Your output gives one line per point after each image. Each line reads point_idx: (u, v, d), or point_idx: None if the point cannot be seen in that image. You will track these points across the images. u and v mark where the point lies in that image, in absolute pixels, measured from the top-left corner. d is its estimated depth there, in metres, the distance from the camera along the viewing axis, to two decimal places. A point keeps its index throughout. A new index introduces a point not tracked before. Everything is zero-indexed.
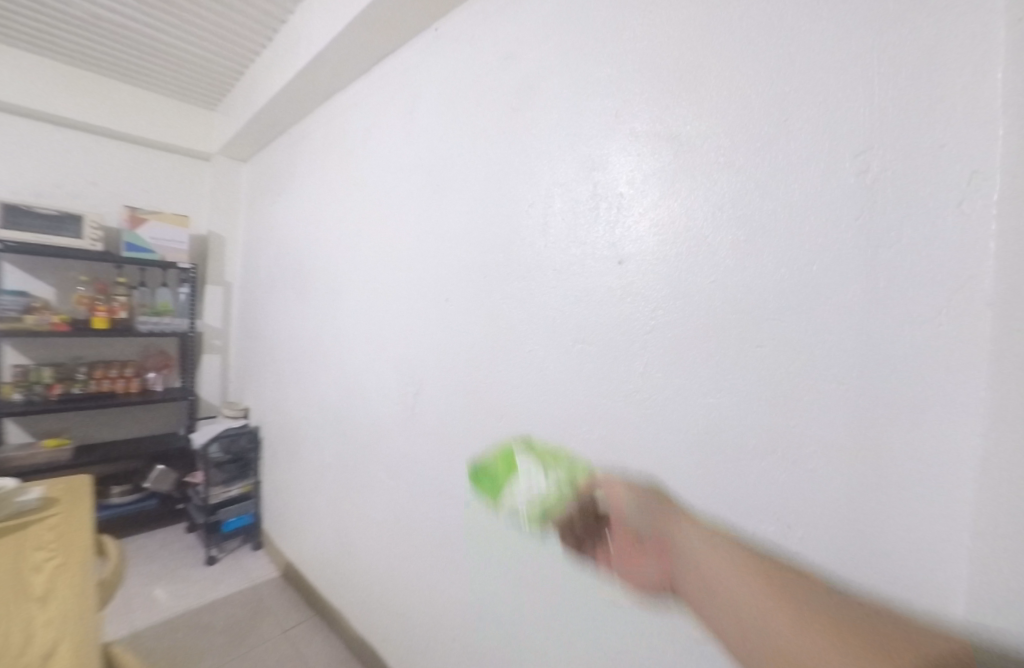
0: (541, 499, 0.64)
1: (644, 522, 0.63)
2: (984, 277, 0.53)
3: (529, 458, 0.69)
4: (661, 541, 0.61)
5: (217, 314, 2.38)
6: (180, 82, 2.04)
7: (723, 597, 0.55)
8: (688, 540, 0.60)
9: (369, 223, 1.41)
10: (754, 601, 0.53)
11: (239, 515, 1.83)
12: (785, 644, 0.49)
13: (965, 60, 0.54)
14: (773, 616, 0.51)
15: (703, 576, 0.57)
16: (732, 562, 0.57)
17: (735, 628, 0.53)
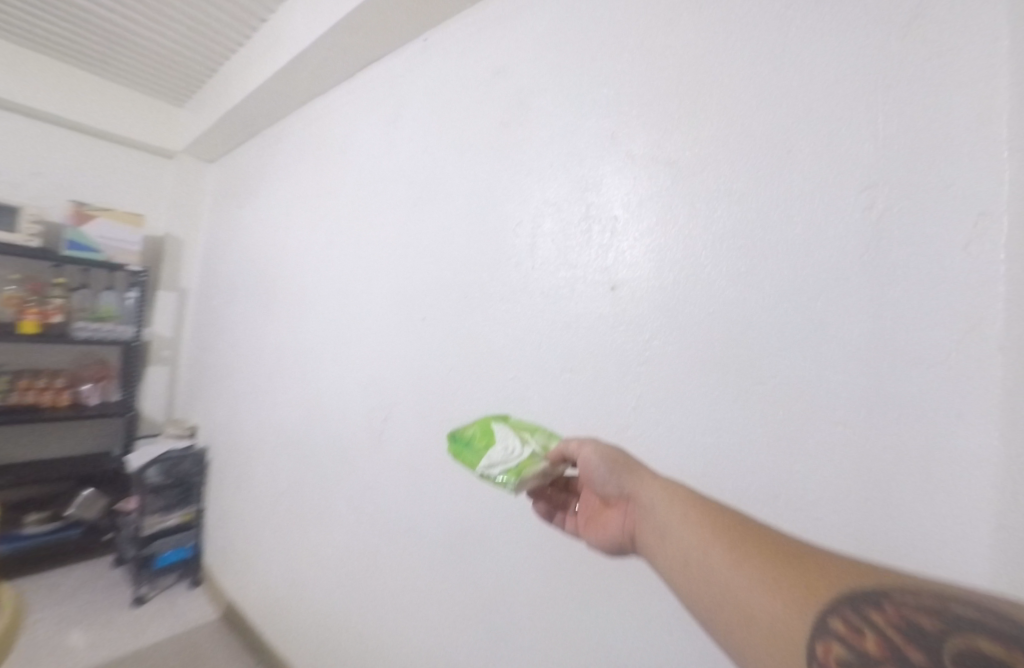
0: (521, 461, 0.55)
1: (611, 479, 0.55)
2: (993, 321, 0.50)
3: (506, 425, 0.61)
4: (627, 496, 0.53)
5: (168, 322, 2.22)
6: (145, 74, 1.92)
7: (668, 539, 0.45)
8: (648, 486, 0.51)
9: (343, 234, 1.34)
10: (695, 540, 0.43)
11: (175, 548, 1.69)
12: (716, 577, 0.39)
13: (970, 99, 0.53)
14: (710, 550, 0.41)
15: (656, 523, 0.47)
16: (685, 497, 0.47)
17: (681, 575, 0.43)
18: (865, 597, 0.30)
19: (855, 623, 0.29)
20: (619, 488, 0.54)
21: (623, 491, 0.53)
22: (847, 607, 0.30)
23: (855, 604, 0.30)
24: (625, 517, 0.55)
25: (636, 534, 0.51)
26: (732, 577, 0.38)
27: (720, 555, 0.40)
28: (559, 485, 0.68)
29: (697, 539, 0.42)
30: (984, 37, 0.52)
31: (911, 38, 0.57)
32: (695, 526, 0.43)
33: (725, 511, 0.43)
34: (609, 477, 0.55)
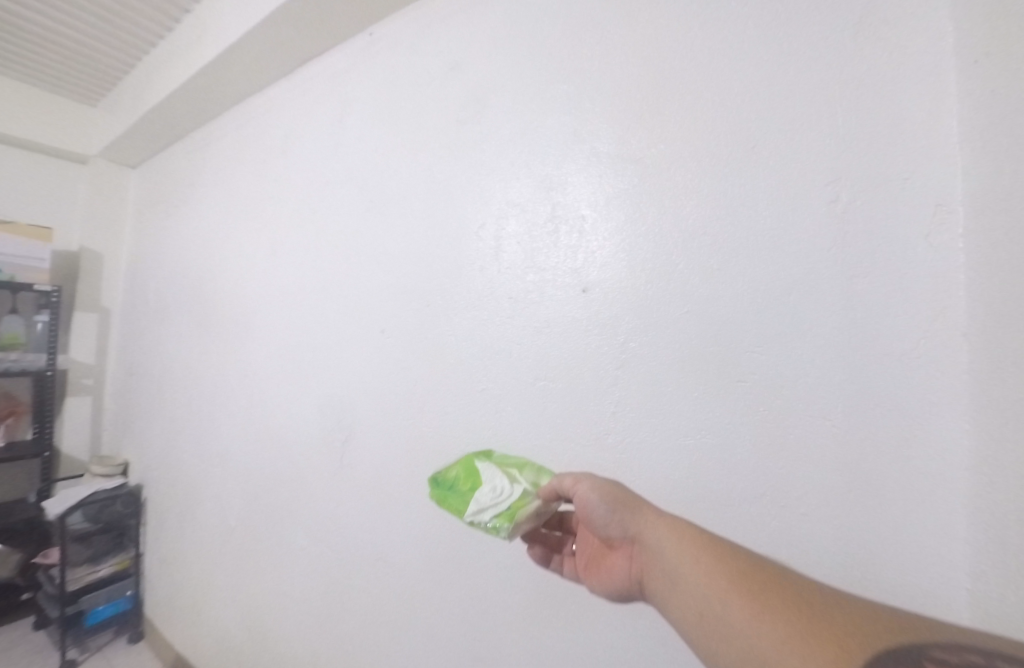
0: (512, 504, 0.55)
1: (613, 525, 0.57)
2: (957, 308, 0.51)
3: (491, 464, 0.61)
4: (631, 538, 0.56)
5: (89, 346, 2.00)
6: (46, 69, 1.72)
7: (680, 586, 0.49)
8: (653, 530, 0.53)
9: (288, 242, 1.24)
10: (709, 591, 0.47)
11: (109, 601, 1.55)
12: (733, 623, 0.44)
13: (922, 94, 0.54)
14: (727, 604, 0.45)
15: (666, 569, 0.51)
16: (693, 543, 0.51)
17: (697, 626, 0.47)
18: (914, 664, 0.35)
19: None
20: (621, 531, 0.56)
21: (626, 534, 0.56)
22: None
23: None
24: (628, 557, 0.57)
25: (643, 579, 0.55)
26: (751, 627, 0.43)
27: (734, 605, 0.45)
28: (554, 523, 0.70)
29: (711, 588, 0.47)
30: (933, 32, 0.54)
31: (865, 34, 0.58)
32: (707, 577, 0.48)
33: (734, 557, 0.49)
34: (611, 522, 0.57)
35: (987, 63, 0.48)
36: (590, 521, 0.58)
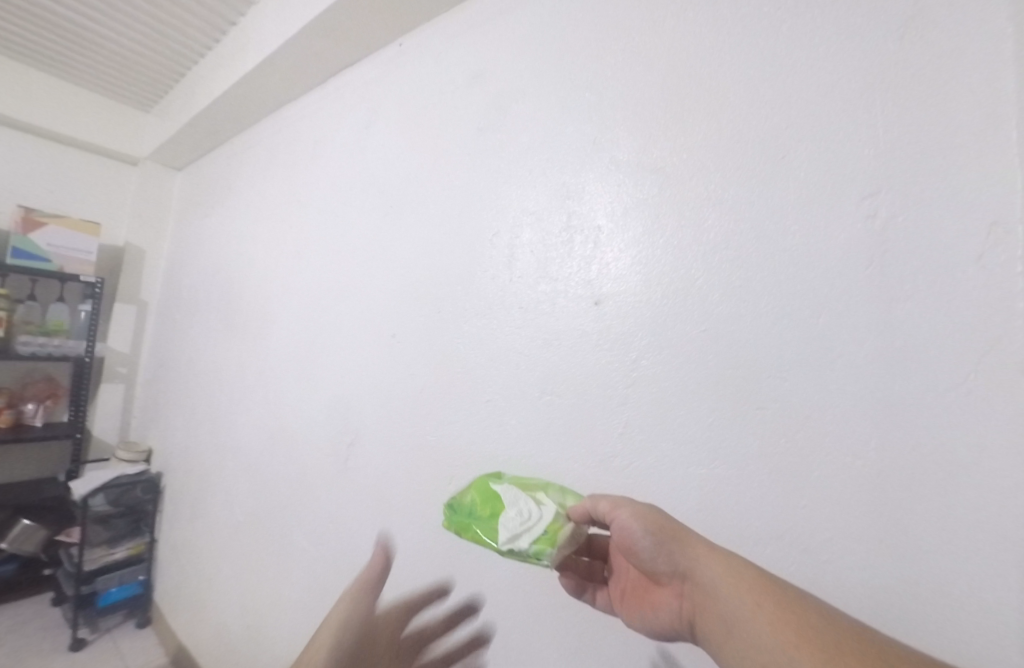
0: (544, 527, 0.52)
1: (662, 560, 0.52)
2: (1012, 339, 0.45)
3: (512, 487, 0.60)
4: (681, 575, 0.51)
5: (126, 337, 2.10)
6: (109, 76, 1.84)
7: (744, 637, 0.46)
8: (706, 565, 0.50)
9: (310, 245, 1.27)
10: (776, 641, 0.44)
11: (121, 583, 1.62)
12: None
13: (974, 102, 0.49)
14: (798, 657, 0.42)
15: (726, 615, 0.47)
16: (756, 590, 0.47)
17: None
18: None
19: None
20: (669, 567, 0.52)
21: (676, 572, 0.51)
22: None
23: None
24: (676, 595, 0.53)
25: (695, 619, 0.51)
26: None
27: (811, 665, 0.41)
28: (583, 549, 0.64)
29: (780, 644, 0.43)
30: (990, 35, 0.48)
31: (911, 38, 0.53)
32: (775, 630, 0.44)
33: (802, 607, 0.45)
34: (659, 557, 0.53)
35: None
36: (635, 553, 0.54)
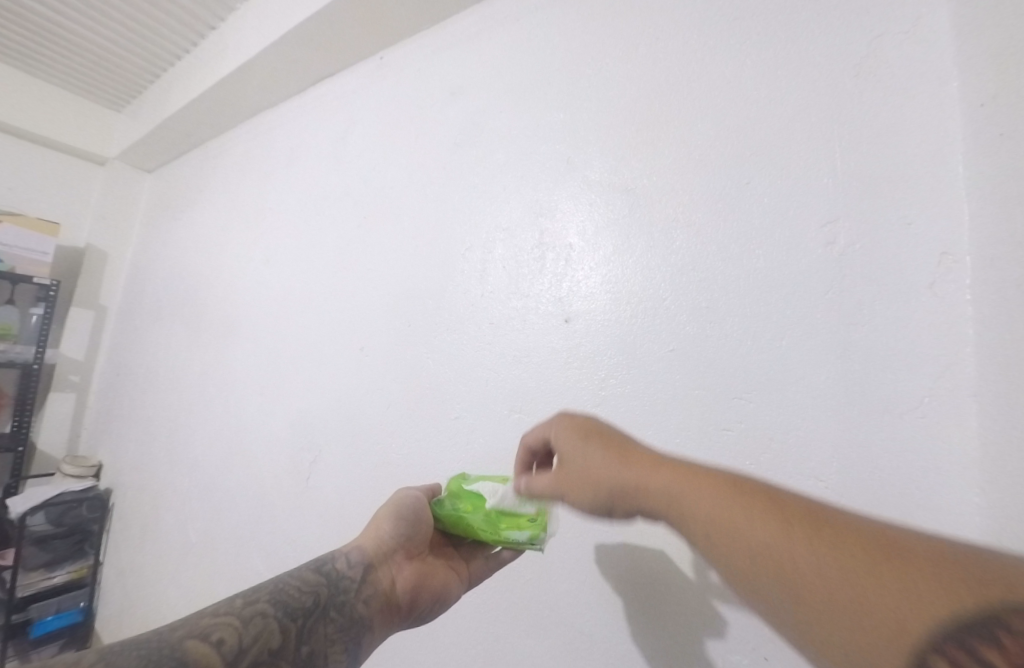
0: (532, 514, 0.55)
1: (586, 496, 0.45)
2: (965, 364, 0.46)
3: (489, 482, 0.62)
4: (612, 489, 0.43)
5: (81, 344, 2.01)
6: (78, 72, 1.79)
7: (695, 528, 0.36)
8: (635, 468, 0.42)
9: (281, 253, 1.24)
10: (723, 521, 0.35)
11: (58, 612, 1.52)
12: (775, 555, 0.32)
13: (925, 137, 0.51)
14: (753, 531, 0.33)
15: (669, 514, 0.38)
16: (683, 477, 0.38)
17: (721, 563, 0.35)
18: (973, 626, 0.25)
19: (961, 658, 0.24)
20: (596, 502, 0.44)
21: (602, 502, 0.43)
22: (948, 636, 0.25)
23: (956, 635, 0.25)
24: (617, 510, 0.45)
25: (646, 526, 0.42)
26: (799, 556, 0.31)
27: (767, 533, 0.32)
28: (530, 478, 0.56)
29: (725, 518, 0.35)
30: (940, 77, 0.51)
31: (865, 77, 0.55)
32: (716, 511, 0.35)
33: (737, 482, 0.36)
34: (582, 491, 0.45)
35: (997, 105, 0.45)
36: (565, 493, 0.47)
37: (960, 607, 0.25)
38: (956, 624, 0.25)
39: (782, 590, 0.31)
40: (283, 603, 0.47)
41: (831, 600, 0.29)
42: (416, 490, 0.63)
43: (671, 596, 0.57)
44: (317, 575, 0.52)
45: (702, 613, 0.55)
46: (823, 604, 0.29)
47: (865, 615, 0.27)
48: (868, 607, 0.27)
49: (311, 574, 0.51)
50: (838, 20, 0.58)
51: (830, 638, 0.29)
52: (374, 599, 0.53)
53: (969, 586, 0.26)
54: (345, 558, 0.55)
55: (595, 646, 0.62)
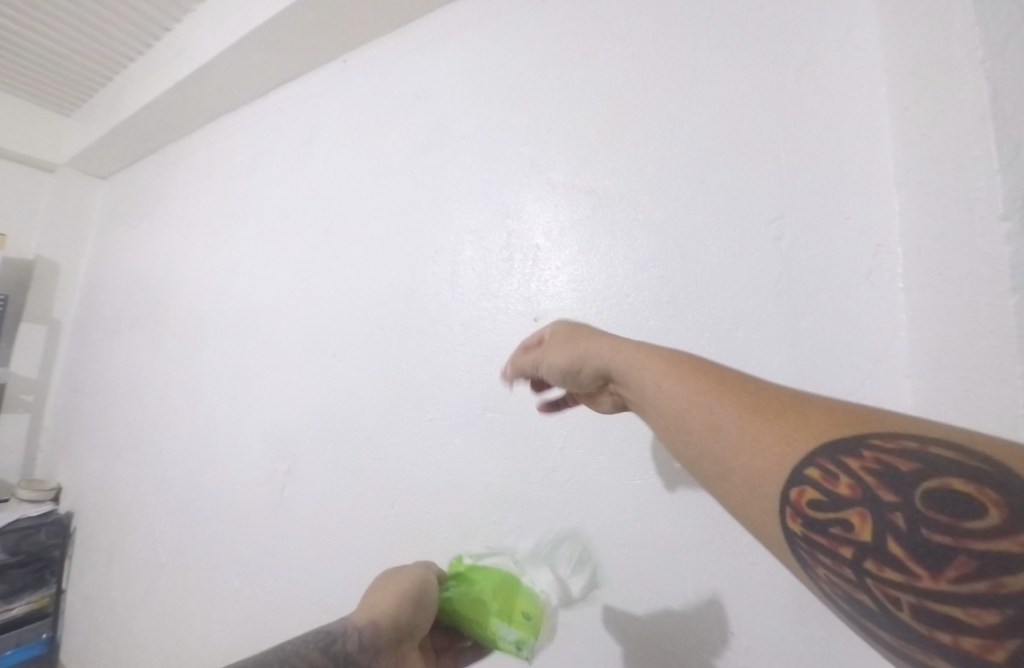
0: (530, 611, 0.52)
1: (560, 355, 0.48)
2: (899, 348, 0.50)
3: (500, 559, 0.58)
4: (583, 360, 0.47)
5: (33, 361, 1.91)
6: (20, 75, 1.71)
7: (644, 387, 0.40)
8: (606, 342, 0.46)
9: (246, 260, 1.22)
10: (667, 379, 0.38)
11: (17, 646, 1.44)
12: (700, 400, 0.36)
13: (860, 138, 0.55)
14: (693, 385, 0.37)
15: (623, 374, 0.42)
16: (644, 348, 0.42)
17: (658, 415, 0.39)
18: (846, 444, 0.30)
19: (831, 468, 0.29)
20: (569, 368, 0.48)
21: (572, 360, 0.47)
22: (825, 452, 0.30)
23: (830, 452, 0.30)
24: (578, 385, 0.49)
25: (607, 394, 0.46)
26: (721, 401, 0.35)
27: (698, 384, 0.36)
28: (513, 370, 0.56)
29: (669, 375, 0.39)
30: (869, 86, 0.55)
31: (804, 84, 0.59)
32: (663, 368, 0.39)
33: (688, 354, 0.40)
34: (556, 351, 0.49)
35: (918, 109, 0.48)
36: (541, 359, 0.51)
37: (843, 435, 0.30)
38: (834, 444, 0.30)
39: (698, 427, 0.35)
40: None
41: (739, 435, 0.33)
42: (422, 567, 0.55)
43: (646, 578, 0.60)
44: (326, 658, 0.40)
45: (673, 589, 0.58)
46: (732, 443, 0.33)
47: (766, 445, 0.32)
48: (769, 438, 0.32)
49: (320, 654, 0.40)
50: (779, 28, 0.62)
51: (729, 460, 0.33)
52: None
53: (853, 420, 0.31)
54: (357, 635, 0.43)
55: (577, 634, 0.64)
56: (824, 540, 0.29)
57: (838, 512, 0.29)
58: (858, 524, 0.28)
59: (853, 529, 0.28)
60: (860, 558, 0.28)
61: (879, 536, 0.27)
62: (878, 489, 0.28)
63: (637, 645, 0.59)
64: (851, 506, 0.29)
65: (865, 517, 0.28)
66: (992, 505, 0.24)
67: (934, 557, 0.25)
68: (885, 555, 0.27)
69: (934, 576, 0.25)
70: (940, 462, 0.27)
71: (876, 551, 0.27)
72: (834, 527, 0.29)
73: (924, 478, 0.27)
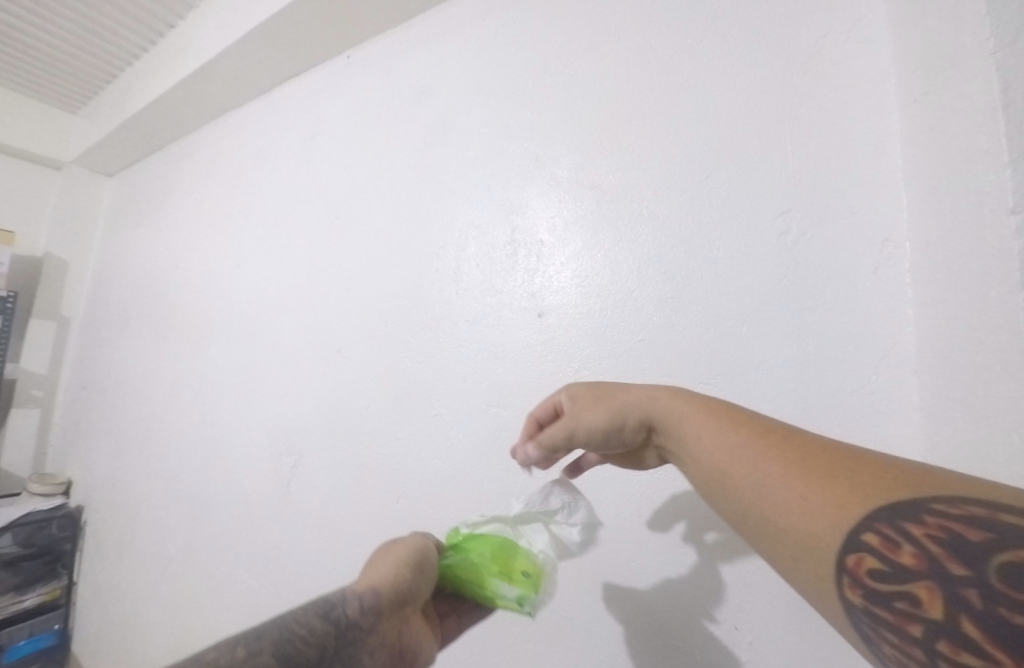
0: (526, 568, 0.50)
1: (595, 417, 0.47)
2: (907, 343, 0.50)
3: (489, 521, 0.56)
4: (623, 416, 0.46)
5: (43, 358, 1.94)
6: (26, 73, 1.72)
7: (689, 442, 0.41)
8: (646, 395, 0.46)
9: (252, 256, 1.22)
10: (713, 434, 0.40)
11: (31, 636, 1.45)
12: (745, 457, 0.37)
13: (868, 132, 0.54)
14: (737, 440, 0.38)
15: (668, 428, 0.43)
16: (686, 402, 0.43)
17: (705, 471, 0.39)
18: (903, 508, 0.29)
19: (890, 534, 0.28)
20: (607, 425, 0.47)
21: (611, 419, 0.47)
22: (881, 515, 0.29)
23: (889, 517, 0.29)
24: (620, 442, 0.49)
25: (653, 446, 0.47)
26: (767, 457, 0.35)
27: (745, 441, 0.37)
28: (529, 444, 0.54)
29: (713, 430, 0.40)
30: (877, 78, 0.54)
31: (810, 77, 0.59)
32: (709, 421, 0.40)
33: (730, 408, 0.41)
34: (590, 414, 0.48)
35: (927, 101, 0.48)
36: (572, 427, 0.49)
37: (896, 496, 0.30)
38: (888, 508, 0.29)
39: (748, 484, 0.36)
40: (287, 657, 0.38)
41: (787, 493, 0.33)
42: (421, 536, 0.54)
43: (650, 572, 0.60)
44: (325, 623, 0.42)
45: (676, 584, 0.58)
46: (779, 500, 0.33)
47: (813, 504, 0.32)
48: (817, 497, 0.32)
49: (319, 620, 0.41)
50: (786, 21, 0.61)
51: (781, 517, 0.33)
52: (382, 652, 0.43)
53: (907, 484, 0.30)
54: (356, 601, 0.44)
55: (581, 628, 0.65)
56: (889, 615, 0.27)
57: (903, 585, 0.27)
58: (927, 600, 0.26)
59: (922, 605, 0.26)
60: (932, 639, 0.25)
61: (952, 614, 0.24)
62: (945, 561, 0.26)
63: (641, 640, 0.60)
64: (916, 579, 0.26)
65: (934, 592, 0.26)
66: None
67: (1015, 639, 0.22)
68: (958, 636, 0.24)
69: (1019, 662, 0.22)
70: (1012, 532, 0.25)
71: (949, 632, 0.24)
72: (901, 602, 0.27)
73: (996, 549, 0.24)
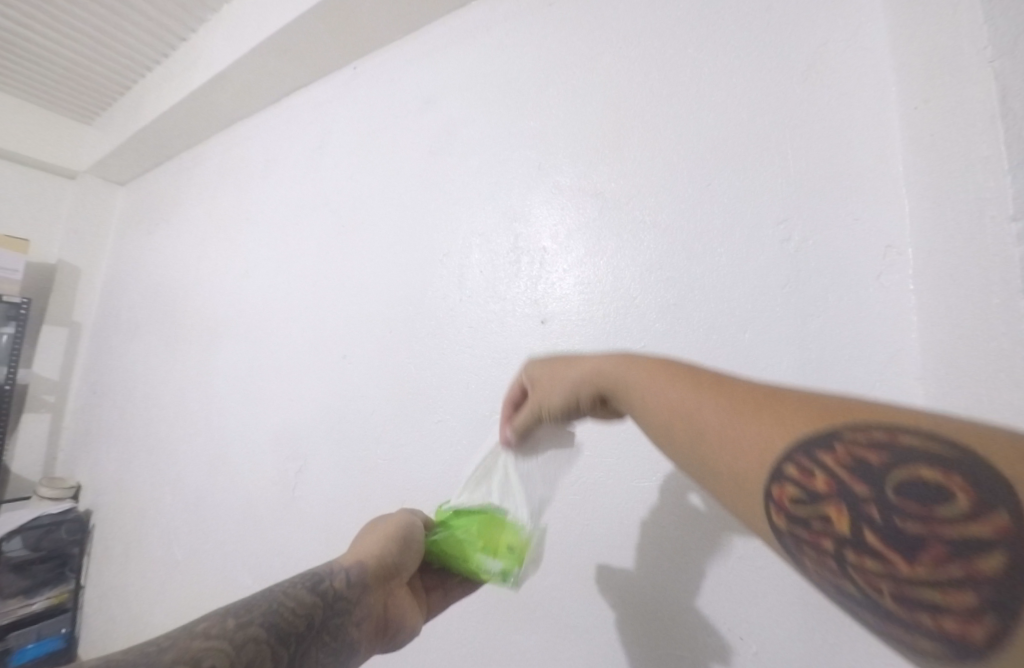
0: (512, 543, 0.51)
1: (555, 395, 0.48)
2: (910, 350, 0.50)
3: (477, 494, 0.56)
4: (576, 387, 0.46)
5: (55, 364, 1.97)
6: (43, 85, 1.76)
7: (630, 402, 0.39)
8: (590, 361, 0.45)
9: (259, 264, 1.24)
10: (648, 390, 0.38)
11: (38, 639, 1.47)
12: (677, 409, 0.35)
13: (869, 139, 0.55)
14: (669, 393, 0.36)
15: (612, 389, 0.42)
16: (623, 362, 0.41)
17: (644, 426, 0.38)
18: (815, 438, 0.28)
19: (804, 464, 0.28)
20: (566, 399, 0.47)
21: (567, 395, 0.47)
22: (796, 448, 0.28)
23: (803, 446, 0.28)
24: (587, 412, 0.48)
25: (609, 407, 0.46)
26: (697, 405, 0.34)
27: (676, 392, 0.35)
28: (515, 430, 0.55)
29: (648, 385, 0.38)
30: (877, 86, 0.55)
31: (811, 86, 0.59)
32: (642, 377, 0.39)
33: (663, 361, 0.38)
34: (551, 392, 0.48)
35: (927, 108, 0.48)
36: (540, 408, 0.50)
37: (810, 428, 0.28)
38: (805, 440, 0.28)
39: (678, 437, 0.34)
40: (278, 626, 0.42)
41: (717, 440, 0.32)
42: (411, 514, 0.58)
43: (653, 580, 0.60)
44: (314, 595, 0.46)
45: (680, 591, 0.58)
46: (711, 449, 0.32)
47: (741, 448, 0.30)
48: (743, 442, 0.30)
49: (308, 594, 0.46)
50: (786, 31, 0.62)
51: (710, 464, 0.32)
52: (366, 622, 0.49)
53: (825, 413, 0.29)
54: (344, 574, 0.50)
55: (585, 635, 0.64)
56: (802, 534, 0.28)
57: (814, 506, 0.27)
58: (836, 517, 0.26)
59: (831, 523, 0.26)
60: (841, 550, 0.26)
61: (856, 528, 0.25)
62: (852, 481, 0.26)
63: (644, 648, 0.59)
64: (826, 500, 0.27)
65: (841, 510, 0.26)
66: (962, 492, 0.22)
67: (910, 548, 0.23)
68: (863, 547, 0.25)
69: (908, 563, 0.23)
70: (910, 451, 0.24)
71: (854, 543, 0.25)
72: (812, 522, 0.27)
73: (894, 468, 0.25)
